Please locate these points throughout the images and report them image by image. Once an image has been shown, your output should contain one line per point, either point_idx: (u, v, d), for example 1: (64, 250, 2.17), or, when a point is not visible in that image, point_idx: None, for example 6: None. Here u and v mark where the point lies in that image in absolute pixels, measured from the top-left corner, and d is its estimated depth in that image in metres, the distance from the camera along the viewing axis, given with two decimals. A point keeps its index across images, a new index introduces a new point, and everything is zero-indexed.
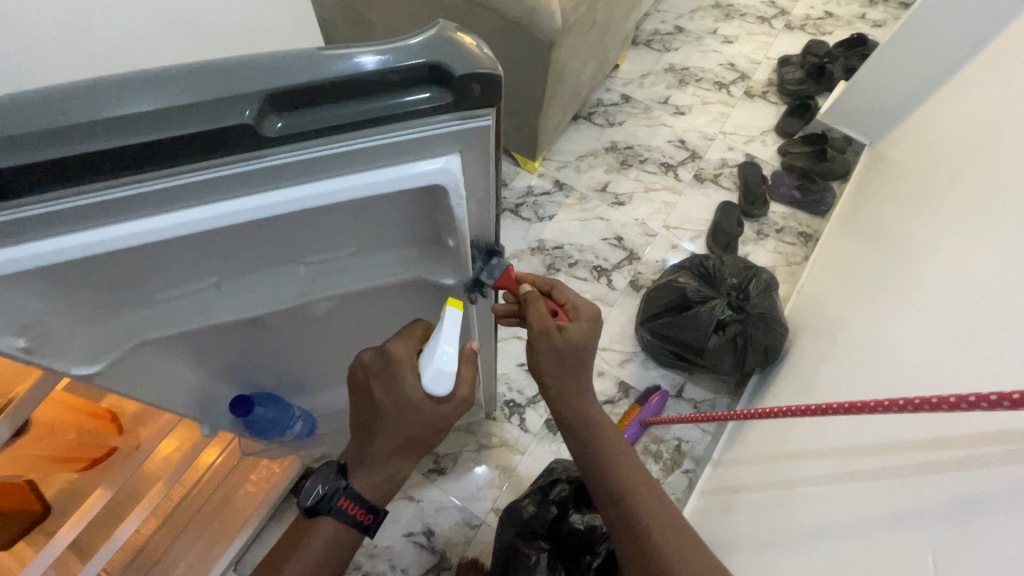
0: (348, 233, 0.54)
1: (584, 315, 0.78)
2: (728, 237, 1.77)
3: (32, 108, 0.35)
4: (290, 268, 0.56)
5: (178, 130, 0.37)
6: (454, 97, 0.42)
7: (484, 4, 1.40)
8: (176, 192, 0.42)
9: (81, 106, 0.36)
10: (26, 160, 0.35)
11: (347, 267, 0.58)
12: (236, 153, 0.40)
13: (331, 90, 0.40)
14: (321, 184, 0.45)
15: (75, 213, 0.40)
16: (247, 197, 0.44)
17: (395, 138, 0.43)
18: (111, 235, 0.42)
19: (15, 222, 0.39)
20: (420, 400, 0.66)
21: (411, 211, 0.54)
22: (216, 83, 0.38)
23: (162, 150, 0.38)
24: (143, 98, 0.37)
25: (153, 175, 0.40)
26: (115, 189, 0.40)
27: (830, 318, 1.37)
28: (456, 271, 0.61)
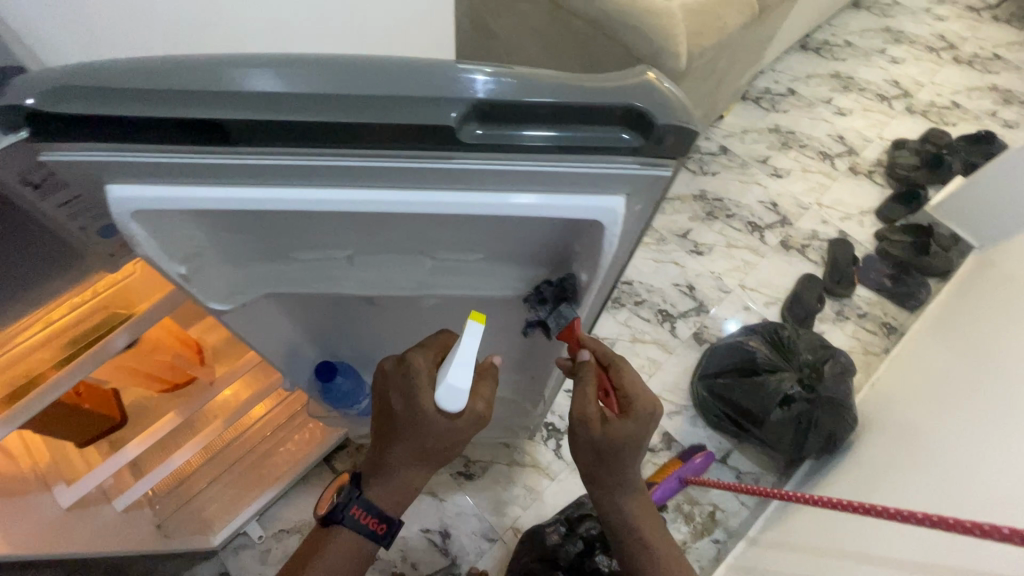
0: (481, 240, 0.55)
1: (639, 416, 0.73)
2: (805, 311, 1.70)
3: (280, 73, 0.39)
4: (418, 255, 0.58)
5: (389, 116, 0.40)
6: (643, 141, 0.42)
7: (611, 35, 1.43)
8: (352, 170, 0.44)
9: (319, 81, 0.39)
10: (249, 114, 0.39)
11: (465, 267, 0.60)
12: (430, 148, 0.42)
13: (532, 112, 0.41)
14: (484, 193, 0.47)
15: (270, 169, 0.43)
16: (412, 189, 0.46)
17: (575, 167, 0.44)
18: (290, 198, 0.45)
19: (211, 165, 0.42)
20: (432, 412, 0.67)
21: (549, 233, 0.55)
22: (431, 81, 0.40)
23: (362, 132, 0.40)
24: (371, 85, 0.40)
25: (350, 151, 0.42)
26: (313, 156, 0.42)
27: (905, 420, 1.28)
28: (573, 296, 0.61)
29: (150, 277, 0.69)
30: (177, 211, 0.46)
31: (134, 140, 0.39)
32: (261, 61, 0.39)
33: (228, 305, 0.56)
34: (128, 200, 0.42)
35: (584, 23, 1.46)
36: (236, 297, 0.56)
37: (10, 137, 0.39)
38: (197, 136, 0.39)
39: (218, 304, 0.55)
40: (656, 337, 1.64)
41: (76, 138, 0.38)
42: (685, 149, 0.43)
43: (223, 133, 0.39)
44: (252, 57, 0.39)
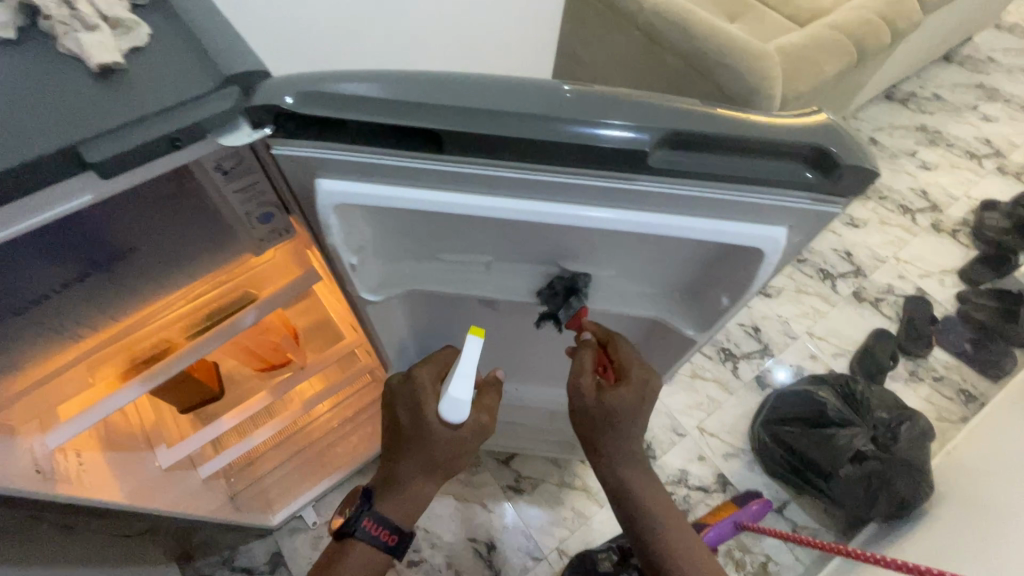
0: (617, 258, 0.57)
1: (636, 382, 0.72)
2: (878, 366, 1.63)
3: (485, 92, 0.41)
4: (550, 267, 0.61)
5: (590, 137, 0.40)
6: (825, 179, 0.43)
7: (704, 71, 1.45)
8: (541, 184, 0.45)
9: (521, 100, 0.41)
10: (468, 125, 0.40)
11: (592, 285, 0.61)
12: (620, 170, 0.42)
13: (723, 143, 0.42)
14: (655, 218, 0.47)
15: (458, 177, 0.44)
16: (588, 206, 0.47)
17: (745, 199, 0.45)
18: (469, 202, 0.46)
19: (412, 169, 0.42)
20: (436, 420, 0.71)
21: (693, 256, 0.56)
22: (590, 109, 0.41)
23: (567, 151, 0.41)
24: (569, 107, 0.41)
25: (540, 167, 0.43)
26: (504, 168, 0.43)
27: (981, 492, 1.21)
28: (705, 317, 0.60)
29: (288, 260, 0.76)
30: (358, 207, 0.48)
31: (352, 140, 0.41)
32: (467, 81, 0.42)
33: (379, 296, 0.60)
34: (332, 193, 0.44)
35: (677, 58, 1.49)
36: (385, 289, 0.60)
37: (253, 134, 0.40)
38: (409, 141, 0.41)
39: (372, 293, 0.59)
40: (717, 376, 1.61)
41: (302, 137, 0.41)
42: (862, 188, 0.43)
43: (438, 141, 0.41)
44: (457, 78, 0.42)
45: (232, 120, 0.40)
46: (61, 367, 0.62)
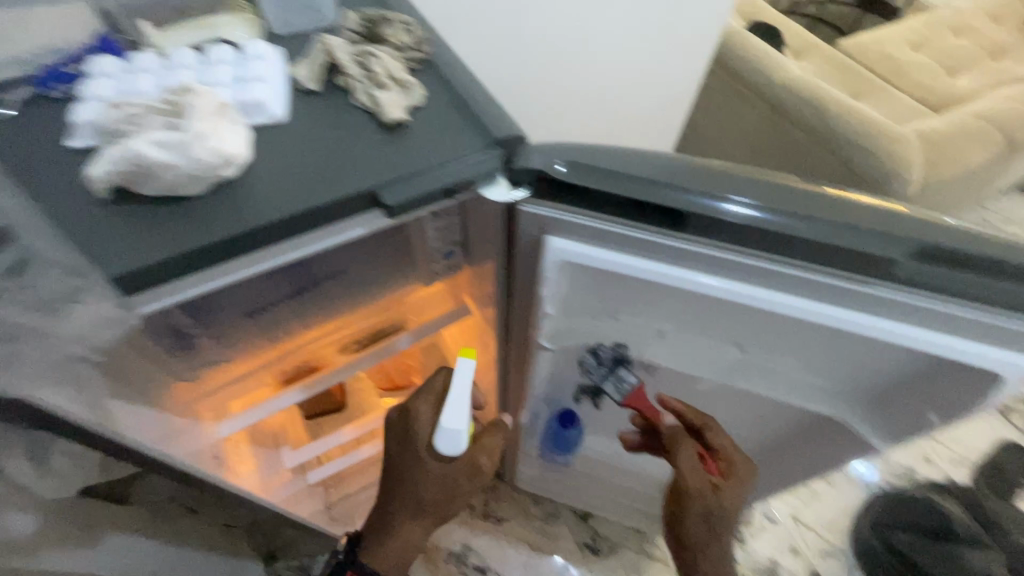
0: (808, 350, 0.53)
1: (739, 475, 0.62)
2: (1007, 484, 1.45)
3: (734, 181, 0.43)
4: (728, 345, 0.57)
5: (837, 238, 0.40)
6: (1022, 288, 0.40)
7: (834, 150, 1.39)
8: (765, 272, 0.44)
9: (770, 194, 0.42)
10: (717, 212, 0.41)
11: (770, 369, 0.58)
12: (856, 273, 0.42)
13: (981, 266, 0.40)
14: (879, 322, 0.44)
15: (682, 253, 0.45)
16: (802, 296, 0.45)
17: (994, 325, 0.42)
18: (686, 276, 0.46)
19: (645, 240, 0.45)
20: (427, 455, 0.64)
21: (905, 360, 0.50)
22: (714, 183, 0.42)
23: (803, 245, 0.41)
24: (817, 207, 0.42)
25: (771, 257, 0.43)
26: (733, 253, 0.44)
27: None
28: (901, 428, 0.55)
29: (447, 293, 0.81)
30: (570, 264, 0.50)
31: (596, 209, 0.44)
32: (717, 170, 0.44)
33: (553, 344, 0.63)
34: (564, 251, 0.48)
35: (802, 132, 1.44)
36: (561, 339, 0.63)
37: (510, 192, 0.45)
38: (653, 218, 0.43)
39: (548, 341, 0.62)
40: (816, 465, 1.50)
41: (554, 200, 0.45)
42: None
43: (683, 221, 0.43)
44: (709, 166, 0.44)
45: (495, 175, 0.44)
46: (256, 366, 0.70)
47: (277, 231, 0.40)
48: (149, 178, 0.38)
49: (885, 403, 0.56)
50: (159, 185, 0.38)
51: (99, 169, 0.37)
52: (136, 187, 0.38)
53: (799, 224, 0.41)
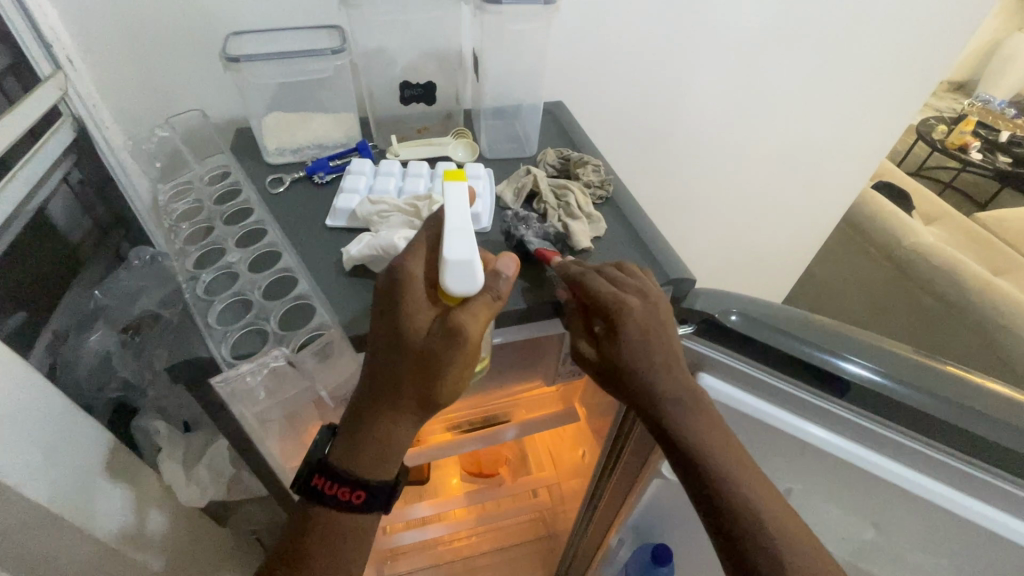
0: (964, 555, 0.48)
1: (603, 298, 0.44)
2: None
3: (890, 362, 0.46)
4: (866, 523, 0.53)
5: (1009, 441, 0.41)
6: None
7: (973, 326, 1.27)
8: (919, 456, 0.44)
9: (929, 382, 0.45)
10: (881, 391, 0.43)
11: (912, 561, 0.53)
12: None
13: None
14: None
15: (835, 418, 0.46)
16: (940, 482, 0.44)
17: None
18: (833, 441, 0.46)
19: (797, 396, 0.46)
20: (422, 314, 0.40)
21: None
22: (835, 344, 0.46)
23: (958, 436, 0.42)
24: (977, 404, 0.44)
25: (930, 444, 0.43)
26: (890, 430, 0.44)
27: None
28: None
29: (558, 397, 0.85)
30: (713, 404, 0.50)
31: (750, 356, 0.47)
32: (871, 346, 0.48)
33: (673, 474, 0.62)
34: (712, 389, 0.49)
35: (933, 299, 1.35)
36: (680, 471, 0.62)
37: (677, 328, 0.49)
38: (810, 378, 0.45)
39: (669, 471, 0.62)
40: None
41: (714, 341, 0.48)
42: None
43: (843, 388, 0.44)
44: (862, 342, 0.48)
45: None
46: None
47: None
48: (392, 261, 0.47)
49: None
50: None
51: (356, 247, 0.47)
52: (374, 268, 0.48)
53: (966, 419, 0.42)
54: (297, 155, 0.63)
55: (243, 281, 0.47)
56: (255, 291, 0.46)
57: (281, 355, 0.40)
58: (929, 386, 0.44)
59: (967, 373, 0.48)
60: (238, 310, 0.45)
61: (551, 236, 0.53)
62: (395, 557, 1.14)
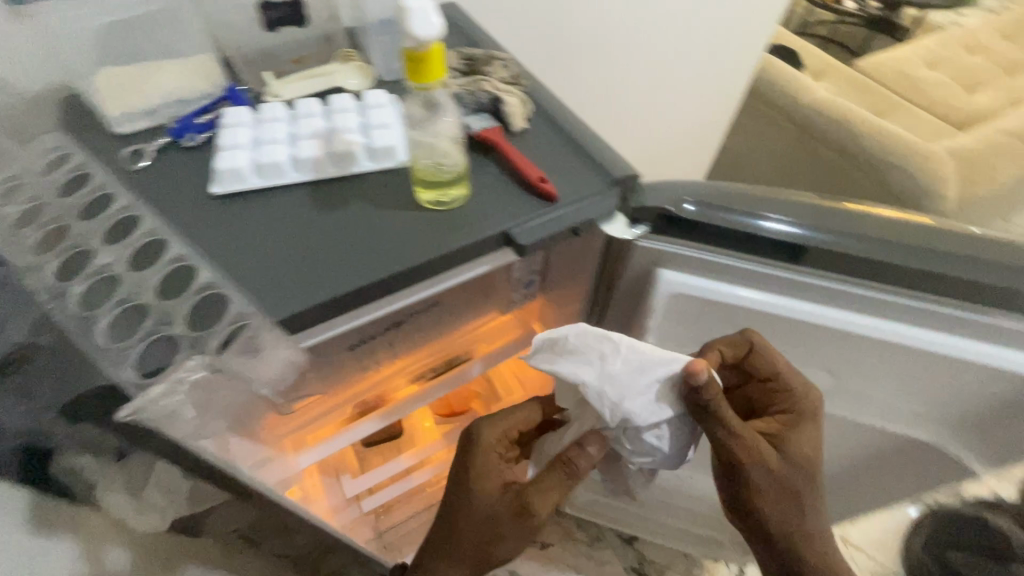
0: (902, 377, 0.54)
1: (797, 413, 0.53)
2: None
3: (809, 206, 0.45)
4: (821, 370, 0.58)
5: (938, 264, 0.42)
6: None
7: (867, 168, 1.40)
8: (884, 303, 0.46)
9: (856, 219, 0.44)
10: (831, 245, 0.43)
11: (863, 394, 0.58)
12: (949, 298, 0.44)
13: None
14: (970, 344, 0.46)
15: (780, 281, 0.46)
16: (876, 317, 0.47)
17: None
18: (775, 304, 0.47)
19: (743, 270, 0.46)
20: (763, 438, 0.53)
21: (1001, 386, 0.50)
22: (759, 205, 0.45)
23: (895, 271, 0.43)
24: (902, 232, 0.44)
25: (866, 284, 0.44)
26: (828, 279, 0.45)
27: None
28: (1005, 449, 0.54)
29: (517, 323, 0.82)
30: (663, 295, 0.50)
31: (684, 237, 0.46)
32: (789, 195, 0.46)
33: None
34: (673, 284, 0.48)
35: (835, 152, 1.46)
36: None
37: (628, 230, 0.47)
38: (765, 250, 0.45)
39: None
40: None
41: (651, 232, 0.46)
42: None
43: (802, 255, 0.44)
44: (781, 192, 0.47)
45: (615, 214, 0.46)
46: (339, 402, 0.69)
47: (419, 268, 0.42)
48: (610, 362, 0.49)
49: (978, 428, 0.55)
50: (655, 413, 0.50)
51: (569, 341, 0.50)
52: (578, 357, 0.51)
53: (893, 252, 0.42)
54: (151, 117, 0.50)
55: (127, 283, 0.38)
56: (145, 293, 0.38)
57: (199, 363, 0.35)
58: (850, 225, 0.44)
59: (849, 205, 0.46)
60: (129, 319, 0.37)
61: (489, 107, 0.51)
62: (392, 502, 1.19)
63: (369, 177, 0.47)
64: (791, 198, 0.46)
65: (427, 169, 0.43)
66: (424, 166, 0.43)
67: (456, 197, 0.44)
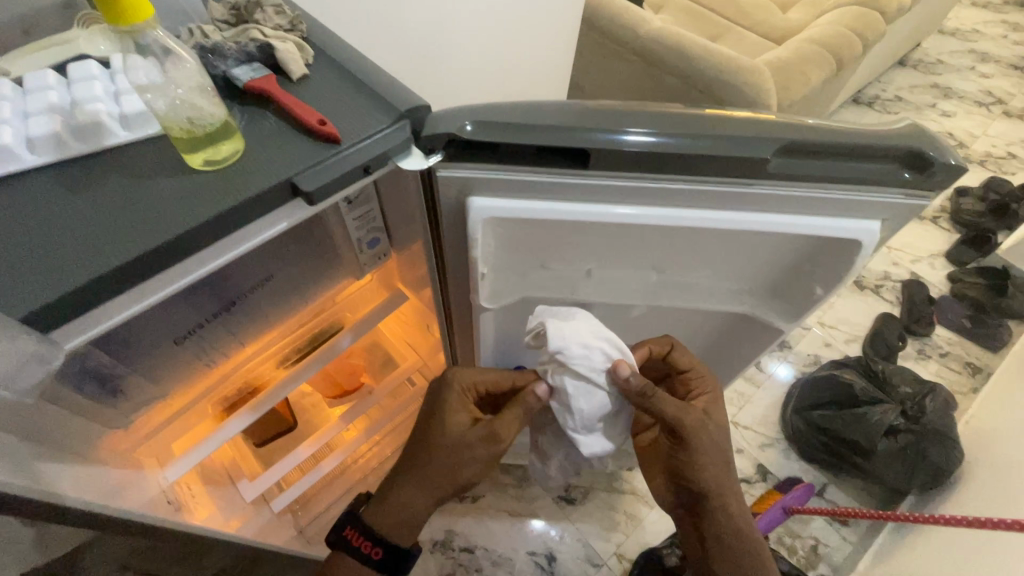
0: (711, 260, 0.60)
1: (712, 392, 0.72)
2: (889, 348, 1.69)
3: (594, 113, 0.47)
4: (648, 268, 0.63)
5: (710, 147, 0.45)
6: (874, 165, 0.46)
7: (703, 88, 1.51)
8: (674, 193, 0.49)
9: (637, 119, 0.46)
10: (611, 147, 0.45)
11: (688, 284, 0.64)
12: (731, 178, 0.47)
13: (839, 150, 0.45)
14: (762, 216, 0.50)
15: (583, 188, 0.49)
16: (677, 207, 0.50)
17: (851, 197, 0.48)
18: (582, 211, 0.50)
19: (547, 182, 0.48)
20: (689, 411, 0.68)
21: (785, 251, 0.56)
22: (610, 120, 0.46)
23: (676, 160, 0.46)
24: (680, 123, 0.46)
25: (656, 176, 0.47)
26: (623, 178, 0.48)
27: (999, 453, 1.26)
28: (798, 307, 0.60)
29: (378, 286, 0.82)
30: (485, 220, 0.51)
31: (488, 160, 0.47)
32: (582, 107, 0.48)
33: (494, 304, 0.64)
34: (483, 209, 0.49)
35: (675, 78, 1.55)
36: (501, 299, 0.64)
37: (426, 160, 0.46)
38: (557, 161, 0.47)
39: (487, 302, 0.63)
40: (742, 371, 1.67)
41: (457, 161, 0.47)
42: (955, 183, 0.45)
43: (587, 158, 0.46)
44: (576, 104, 0.48)
45: (408, 147, 0.46)
46: (191, 402, 0.65)
47: (201, 234, 0.39)
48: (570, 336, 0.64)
49: (780, 293, 0.62)
50: (588, 364, 0.61)
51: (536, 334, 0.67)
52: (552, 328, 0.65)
53: (671, 142, 0.45)
54: None
55: None
56: None
57: None
58: (633, 125, 0.46)
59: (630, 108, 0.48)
60: None
61: (260, 55, 0.47)
62: (310, 494, 1.18)
63: (131, 148, 0.42)
64: (577, 108, 0.48)
65: (181, 126, 0.40)
66: (174, 124, 0.40)
67: (230, 153, 0.42)
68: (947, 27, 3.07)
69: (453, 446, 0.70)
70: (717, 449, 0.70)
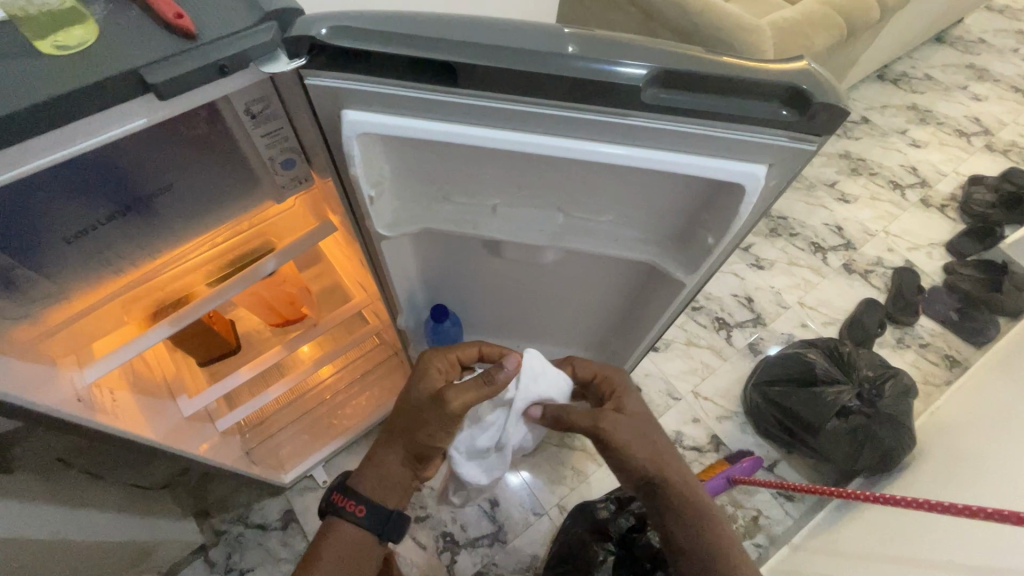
0: (613, 202, 0.58)
1: (617, 390, 0.82)
2: (866, 333, 1.65)
3: (469, 26, 0.45)
4: (554, 209, 0.62)
5: (580, 70, 0.43)
6: (751, 101, 0.44)
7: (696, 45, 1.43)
8: (554, 120, 0.48)
9: (512, 36, 0.44)
10: (479, 61, 0.43)
11: (594, 227, 0.63)
12: (606, 106, 0.45)
13: (715, 82, 0.43)
14: (644, 150, 0.49)
15: (461, 108, 0.48)
16: (558, 136, 0.49)
17: (731, 136, 0.46)
18: (459, 133, 0.49)
19: (421, 98, 0.47)
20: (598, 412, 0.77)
21: (684, 195, 0.55)
22: (607, 50, 0.44)
23: (546, 82, 0.44)
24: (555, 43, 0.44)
25: (532, 100, 0.46)
26: (499, 100, 0.46)
27: (953, 443, 1.25)
28: (697, 258, 0.60)
29: (307, 215, 0.82)
30: (365, 136, 0.51)
31: (358, 71, 0.46)
32: (460, 19, 0.45)
33: (393, 233, 0.63)
34: (357, 122, 0.49)
35: (669, 32, 1.47)
36: (400, 227, 0.63)
37: (291, 63, 0.45)
38: (429, 77, 0.45)
39: (386, 230, 0.63)
40: (710, 343, 1.66)
41: (326, 70, 0.46)
42: (835, 127, 0.43)
43: (457, 74, 0.44)
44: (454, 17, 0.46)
45: (274, 50, 0.44)
46: (98, 302, 0.66)
47: (41, 113, 0.39)
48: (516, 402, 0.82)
49: (685, 243, 0.61)
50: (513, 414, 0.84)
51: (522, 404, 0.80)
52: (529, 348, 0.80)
53: (541, 61, 0.43)
54: None
55: None
56: None
57: None
58: (507, 42, 0.44)
59: (510, 24, 0.46)
60: None
61: None
62: (260, 418, 1.23)
63: None
64: (452, 19, 0.45)
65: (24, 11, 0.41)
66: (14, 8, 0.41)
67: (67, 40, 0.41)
68: (996, 4, 2.84)
69: (413, 408, 0.75)
70: (640, 434, 0.75)
